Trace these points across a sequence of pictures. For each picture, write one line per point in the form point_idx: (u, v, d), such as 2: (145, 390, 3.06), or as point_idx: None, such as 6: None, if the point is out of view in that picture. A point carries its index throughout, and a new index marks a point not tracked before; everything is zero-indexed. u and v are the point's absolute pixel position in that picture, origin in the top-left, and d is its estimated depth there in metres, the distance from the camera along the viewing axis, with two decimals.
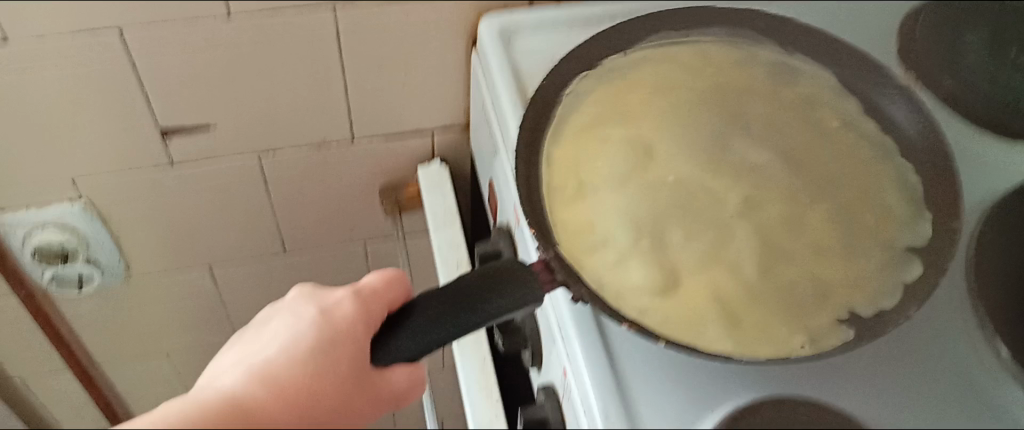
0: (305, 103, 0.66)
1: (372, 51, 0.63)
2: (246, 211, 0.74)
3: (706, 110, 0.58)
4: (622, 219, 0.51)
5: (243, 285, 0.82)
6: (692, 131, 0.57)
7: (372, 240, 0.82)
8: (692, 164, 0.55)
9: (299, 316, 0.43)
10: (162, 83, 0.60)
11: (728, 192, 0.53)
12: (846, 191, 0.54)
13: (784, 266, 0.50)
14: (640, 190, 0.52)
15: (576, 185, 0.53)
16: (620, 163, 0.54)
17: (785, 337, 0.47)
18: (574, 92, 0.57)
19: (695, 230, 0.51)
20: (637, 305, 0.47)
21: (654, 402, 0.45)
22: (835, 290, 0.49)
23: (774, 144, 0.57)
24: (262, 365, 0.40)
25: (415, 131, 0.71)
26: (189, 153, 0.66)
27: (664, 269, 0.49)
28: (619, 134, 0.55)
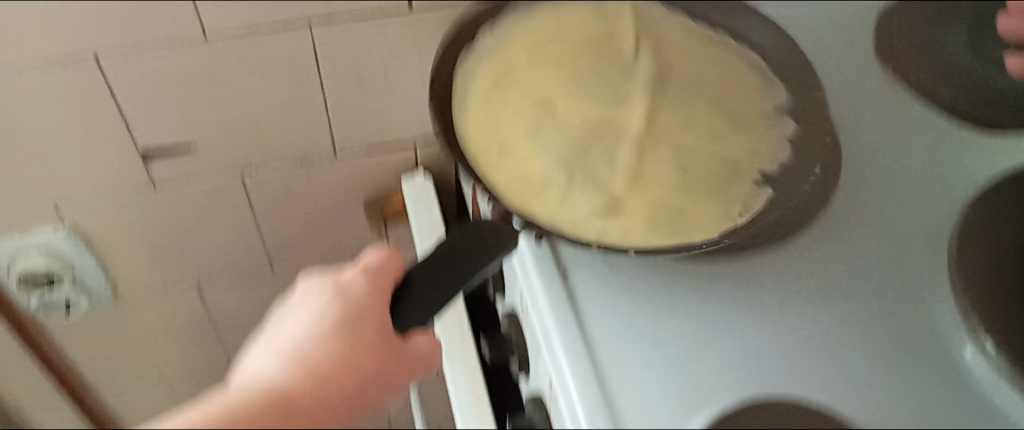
0: (285, 122, 0.66)
1: (351, 64, 0.63)
2: (232, 229, 0.74)
3: (593, 58, 0.62)
4: (552, 160, 0.55)
5: (232, 304, 0.82)
6: (579, 70, 0.61)
7: (360, 255, 0.82)
8: (597, 98, 0.59)
9: (319, 300, 0.42)
10: (141, 105, 0.60)
11: (632, 113, 0.58)
12: (741, 113, 0.59)
13: (694, 156, 0.56)
14: (552, 140, 0.57)
15: (500, 144, 0.56)
16: (529, 122, 0.58)
17: (721, 211, 0.52)
18: (469, 62, 0.60)
19: (604, 157, 0.55)
20: (592, 229, 0.51)
21: (637, 399, 0.45)
22: (746, 166, 0.55)
23: (657, 68, 0.61)
24: (290, 349, 0.39)
25: (399, 144, 0.71)
26: (172, 175, 0.67)
27: (605, 196, 0.53)
28: (522, 93, 0.59)
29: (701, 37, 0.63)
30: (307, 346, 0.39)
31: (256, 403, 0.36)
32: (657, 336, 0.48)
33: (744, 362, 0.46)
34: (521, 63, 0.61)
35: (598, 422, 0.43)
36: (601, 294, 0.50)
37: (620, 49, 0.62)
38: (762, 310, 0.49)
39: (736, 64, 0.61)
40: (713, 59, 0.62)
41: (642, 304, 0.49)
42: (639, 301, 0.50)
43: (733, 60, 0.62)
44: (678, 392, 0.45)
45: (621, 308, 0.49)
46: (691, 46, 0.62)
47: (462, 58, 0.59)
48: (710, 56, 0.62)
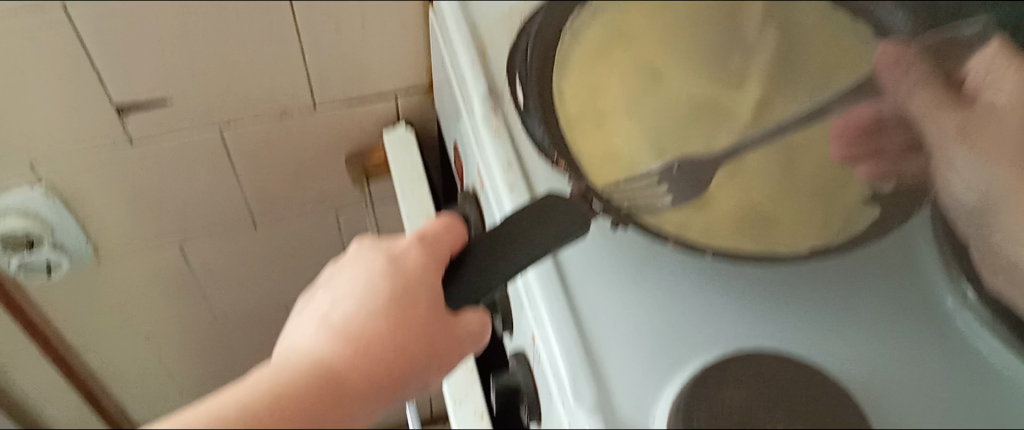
0: (262, 73, 0.64)
1: (327, 14, 0.61)
2: (212, 184, 0.73)
3: (707, 29, 0.63)
4: (639, 139, 0.56)
5: (215, 258, 0.81)
6: (690, 65, 0.61)
7: (343, 208, 0.81)
8: (694, 85, 0.61)
9: (351, 266, 0.38)
10: (115, 57, 0.59)
11: (739, 101, 0.60)
12: (839, 63, 0.60)
13: (802, 170, 0.55)
14: (648, 117, 0.58)
15: (597, 112, 0.57)
16: (633, 92, 0.59)
17: (809, 218, 0.51)
18: (582, 19, 0.58)
19: (702, 137, 0.58)
20: (673, 223, 0.49)
21: (622, 362, 0.45)
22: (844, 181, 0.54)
23: (779, 43, 0.62)
24: (339, 324, 0.35)
25: (379, 95, 0.70)
26: (148, 127, 0.65)
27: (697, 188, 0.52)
28: (631, 63, 0.60)
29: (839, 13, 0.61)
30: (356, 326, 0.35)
31: (298, 383, 0.32)
32: (646, 294, 0.48)
33: (739, 318, 0.47)
34: (641, 35, 0.61)
35: (579, 391, 0.43)
36: (587, 257, 0.49)
37: (742, 24, 0.63)
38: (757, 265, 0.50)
39: (849, 31, 0.61)
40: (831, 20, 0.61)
41: (631, 267, 0.49)
42: (626, 261, 0.49)
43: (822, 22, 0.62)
44: (661, 350, 0.46)
45: (607, 271, 0.48)
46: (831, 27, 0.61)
47: (577, 15, 0.57)
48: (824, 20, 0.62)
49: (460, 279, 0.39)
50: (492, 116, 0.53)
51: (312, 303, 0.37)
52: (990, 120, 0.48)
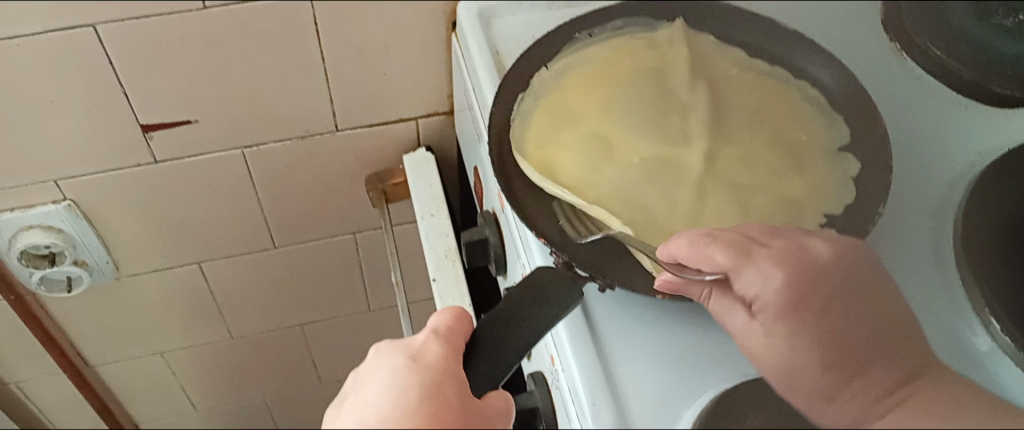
0: (284, 96, 0.65)
1: (351, 38, 0.62)
2: (233, 204, 0.73)
3: (641, 88, 0.56)
4: (612, 205, 0.49)
5: (233, 281, 0.82)
6: (646, 114, 0.54)
7: (362, 231, 0.81)
8: (656, 142, 0.53)
9: (372, 372, 0.39)
10: (141, 77, 0.60)
11: (692, 156, 0.52)
12: (793, 107, 0.55)
13: (759, 201, 0.49)
14: (609, 180, 0.51)
15: (556, 189, 0.50)
16: (584, 162, 0.52)
17: None
18: (525, 103, 0.55)
19: (665, 196, 0.50)
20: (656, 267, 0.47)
21: (636, 383, 0.45)
22: (809, 210, 0.49)
23: (713, 98, 0.55)
24: (375, 423, 0.36)
25: (400, 119, 0.70)
26: (172, 147, 0.66)
27: (663, 244, 0.47)
28: (581, 131, 0.53)
29: (757, 67, 0.58)
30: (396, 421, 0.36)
31: None
32: (667, 318, 0.48)
33: None
34: (579, 106, 0.55)
35: (598, 411, 0.43)
36: None
37: (671, 85, 0.56)
38: None
39: (793, 86, 0.57)
40: (771, 72, 0.57)
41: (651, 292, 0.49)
42: None
43: (759, 74, 0.57)
44: (676, 375, 0.45)
45: (629, 296, 0.49)
46: (758, 76, 0.57)
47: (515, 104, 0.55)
48: (751, 68, 0.57)
49: (474, 363, 0.42)
50: None
51: (343, 411, 0.38)
52: (796, 328, 0.40)
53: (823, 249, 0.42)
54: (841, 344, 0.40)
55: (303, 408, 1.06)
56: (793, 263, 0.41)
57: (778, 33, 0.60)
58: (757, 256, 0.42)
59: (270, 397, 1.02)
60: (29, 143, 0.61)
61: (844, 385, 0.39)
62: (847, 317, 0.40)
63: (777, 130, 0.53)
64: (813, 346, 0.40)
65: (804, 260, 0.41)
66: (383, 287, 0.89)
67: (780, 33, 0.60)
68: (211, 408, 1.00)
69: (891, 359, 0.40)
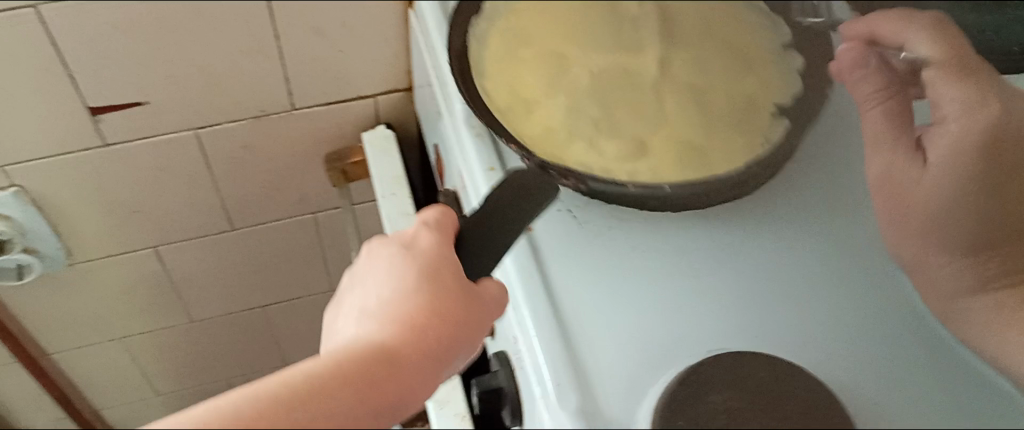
0: (239, 75, 0.63)
1: (305, 13, 0.60)
2: (189, 186, 0.71)
3: (597, 23, 0.62)
4: (578, 110, 0.54)
5: (190, 262, 0.80)
6: (601, 43, 0.60)
7: (323, 211, 0.80)
8: (611, 61, 0.58)
9: (366, 265, 0.38)
10: (87, 57, 0.58)
11: (647, 74, 0.57)
12: (740, 34, 0.61)
13: (714, 105, 0.55)
14: (572, 92, 0.55)
15: (523, 101, 0.54)
16: (546, 79, 0.56)
17: (745, 144, 0.52)
18: (480, 28, 0.58)
19: (626, 103, 0.55)
20: (626, 169, 0.50)
21: (603, 362, 0.44)
22: (762, 103, 0.55)
23: (662, 32, 0.61)
24: (373, 302, 0.35)
25: (358, 96, 0.69)
26: (122, 130, 0.64)
27: (632, 140, 0.52)
28: (541, 52, 0.58)
29: (708, 5, 0.64)
30: (389, 304, 0.34)
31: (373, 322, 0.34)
32: (628, 294, 0.47)
33: (722, 322, 0.46)
34: (537, 33, 0.60)
35: (564, 391, 0.43)
36: (567, 255, 0.48)
37: (626, 21, 0.62)
38: (745, 263, 0.49)
39: (738, 19, 0.62)
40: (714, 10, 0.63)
41: (610, 264, 0.48)
42: (602, 253, 0.49)
43: (706, 15, 0.63)
44: (641, 351, 0.45)
45: (590, 270, 0.48)
46: (705, 16, 0.63)
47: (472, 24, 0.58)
48: (697, 9, 0.63)
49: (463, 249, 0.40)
50: (474, 119, 0.53)
51: (344, 292, 0.38)
52: (943, 200, 0.44)
53: (954, 134, 0.43)
54: (942, 221, 0.44)
55: None
56: (982, 132, 0.41)
57: None
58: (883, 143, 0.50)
59: None
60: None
61: (948, 266, 0.44)
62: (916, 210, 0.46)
63: (722, 49, 0.60)
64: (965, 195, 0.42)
65: (914, 192, 0.46)
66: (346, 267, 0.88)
67: None
68: None
69: (951, 243, 0.44)
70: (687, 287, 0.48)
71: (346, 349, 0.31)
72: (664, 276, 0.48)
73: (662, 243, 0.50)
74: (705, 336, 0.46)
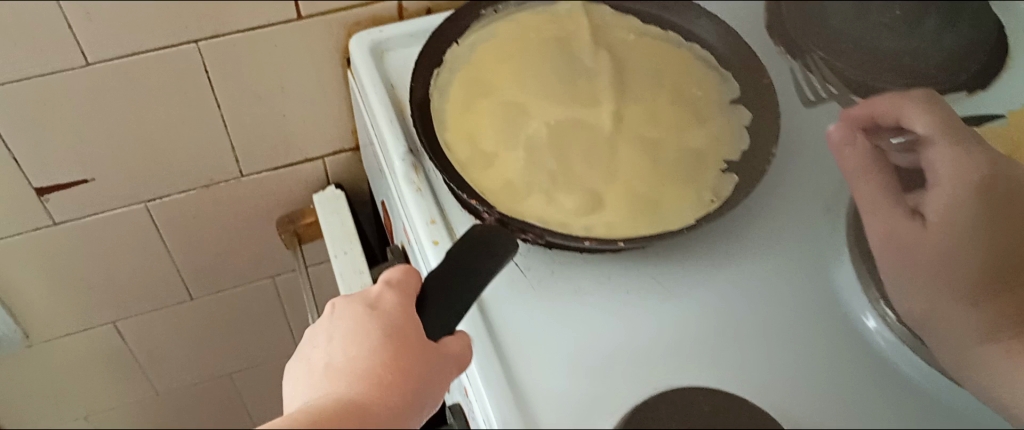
0: (183, 144, 0.64)
1: (245, 80, 0.61)
2: (143, 258, 0.72)
3: (545, 58, 0.57)
4: (533, 165, 0.51)
5: (150, 335, 0.80)
6: (548, 80, 0.56)
7: (281, 273, 0.80)
8: (563, 103, 0.55)
9: (329, 323, 0.40)
10: (29, 139, 0.58)
11: (602, 115, 0.54)
12: (687, 66, 0.57)
13: (665, 152, 0.53)
14: (530, 144, 0.52)
15: (482, 154, 0.52)
16: (504, 131, 0.53)
17: (694, 200, 0.50)
18: (440, 80, 0.55)
19: (580, 151, 0.52)
20: (578, 224, 0.49)
21: (553, 405, 0.44)
22: (712, 156, 0.52)
23: (615, 64, 0.57)
24: (336, 361, 0.38)
25: (306, 158, 0.70)
26: (70, 206, 0.64)
27: (586, 194, 0.50)
28: (491, 100, 0.55)
29: (652, 35, 0.59)
30: (340, 376, 0.36)
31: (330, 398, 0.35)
32: (576, 334, 0.48)
33: (668, 357, 0.47)
34: (492, 78, 0.56)
35: None
36: (512, 301, 0.49)
37: (575, 54, 0.58)
38: (690, 296, 0.49)
39: (686, 54, 0.58)
40: (658, 39, 0.59)
41: (554, 305, 0.49)
42: (545, 293, 0.49)
43: (651, 45, 0.59)
44: (591, 392, 0.45)
45: (535, 314, 0.48)
46: (651, 47, 0.58)
47: (433, 78, 0.55)
48: (646, 41, 0.59)
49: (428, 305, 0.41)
50: (413, 174, 0.53)
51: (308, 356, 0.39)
52: (943, 252, 0.46)
53: (950, 191, 0.46)
54: (946, 263, 0.46)
55: None
56: (982, 184, 0.44)
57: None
58: (890, 214, 0.49)
59: None
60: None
61: (958, 311, 0.45)
62: (920, 260, 0.47)
63: (669, 85, 0.56)
64: (969, 243, 0.45)
65: (917, 241, 0.48)
66: None
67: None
68: None
69: (957, 284, 0.45)
70: (628, 323, 0.48)
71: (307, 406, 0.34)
72: (606, 313, 0.48)
73: (603, 283, 0.50)
74: (646, 371, 0.46)
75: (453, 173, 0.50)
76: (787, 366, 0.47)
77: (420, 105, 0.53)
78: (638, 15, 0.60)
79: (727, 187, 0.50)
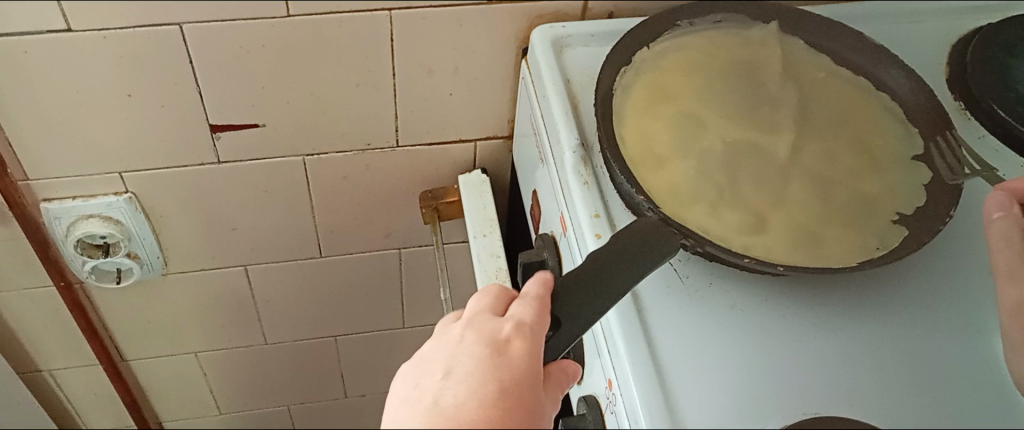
0: (351, 108, 0.66)
1: (424, 56, 0.63)
2: (288, 211, 0.74)
3: (733, 81, 0.59)
4: (704, 177, 0.52)
5: (273, 285, 0.83)
6: (730, 102, 0.57)
7: (408, 247, 0.82)
8: (741, 125, 0.56)
9: (452, 345, 0.44)
10: (219, 80, 0.61)
11: (779, 144, 0.55)
12: (873, 114, 0.58)
13: (838, 192, 0.53)
14: (703, 156, 0.54)
15: (654, 156, 0.53)
16: (680, 138, 0.55)
17: (859, 244, 0.50)
18: (625, 79, 0.56)
19: (754, 172, 0.53)
20: (739, 243, 0.49)
21: (697, 410, 0.45)
22: (883, 205, 0.53)
23: (800, 99, 0.58)
24: (444, 404, 0.41)
25: (459, 139, 0.72)
26: (236, 149, 0.67)
27: (753, 214, 0.51)
28: (672, 109, 0.56)
29: (841, 77, 0.60)
30: (470, 386, 0.41)
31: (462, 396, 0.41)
32: (729, 349, 0.47)
33: (816, 385, 0.46)
34: (677, 88, 0.57)
35: None
36: (668, 306, 0.49)
37: (763, 81, 0.59)
38: (848, 329, 0.49)
39: (872, 102, 0.59)
40: (846, 82, 0.60)
41: (709, 315, 0.49)
42: (698, 311, 0.49)
43: (840, 88, 0.59)
44: (736, 403, 0.45)
45: (689, 321, 0.49)
46: (839, 89, 0.59)
47: (619, 75, 0.56)
48: (834, 82, 0.60)
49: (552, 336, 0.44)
50: (582, 167, 0.55)
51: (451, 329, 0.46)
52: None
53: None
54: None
55: (330, 419, 1.07)
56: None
57: (870, 41, 0.59)
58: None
59: (295, 406, 1.03)
60: (87, 136, 0.62)
61: None
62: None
63: (850, 129, 0.57)
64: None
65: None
66: (422, 303, 0.90)
67: (863, 43, 0.60)
68: (234, 412, 1.01)
69: None
70: (777, 354, 0.47)
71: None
72: (756, 345, 0.48)
73: (760, 302, 0.50)
74: (784, 393, 0.46)
75: (626, 172, 0.51)
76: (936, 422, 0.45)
77: (605, 98, 0.54)
78: (830, 51, 0.61)
79: (893, 238, 0.50)
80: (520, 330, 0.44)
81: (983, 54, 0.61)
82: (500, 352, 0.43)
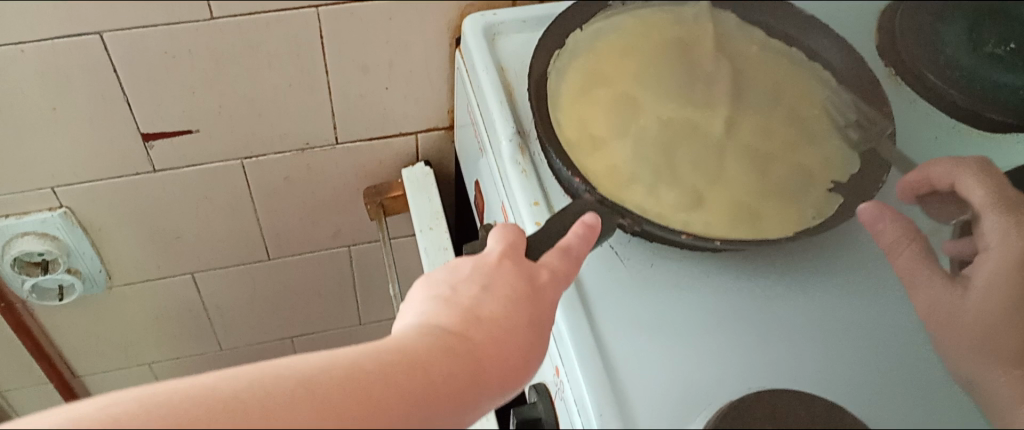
0: (287, 107, 0.65)
1: (357, 52, 0.62)
2: (231, 216, 0.73)
3: (666, 60, 0.59)
4: (641, 157, 0.52)
5: (223, 291, 0.81)
6: (665, 81, 0.57)
7: (358, 244, 0.81)
8: (676, 104, 0.56)
9: (490, 267, 0.41)
10: (147, 87, 0.59)
11: (714, 121, 0.55)
12: (806, 85, 0.58)
13: (774, 165, 0.53)
14: (640, 136, 0.53)
15: (590, 139, 0.53)
16: (616, 121, 0.54)
17: (797, 215, 0.50)
18: (558, 63, 0.56)
19: (690, 151, 0.53)
20: (678, 220, 0.49)
21: (644, 395, 0.44)
22: (820, 175, 0.53)
23: (733, 74, 0.59)
24: (480, 314, 0.39)
25: (401, 132, 0.71)
26: (171, 156, 0.66)
27: (692, 192, 0.51)
28: (607, 91, 0.56)
29: (774, 49, 0.60)
30: (505, 310, 0.39)
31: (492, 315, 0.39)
32: (675, 331, 0.47)
33: (762, 363, 0.46)
34: (611, 69, 0.57)
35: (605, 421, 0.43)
36: (613, 291, 0.49)
37: (696, 59, 0.59)
38: (793, 304, 0.49)
39: (803, 73, 0.59)
40: (778, 54, 0.60)
41: (653, 298, 0.49)
42: (645, 300, 0.49)
43: (774, 61, 0.60)
44: (682, 385, 0.45)
45: (633, 306, 0.48)
46: (771, 61, 0.60)
47: (551, 60, 0.55)
48: (766, 55, 0.60)
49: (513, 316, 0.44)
50: (519, 155, 0.54)
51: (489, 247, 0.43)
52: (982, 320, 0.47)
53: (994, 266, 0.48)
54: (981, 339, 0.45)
55: None
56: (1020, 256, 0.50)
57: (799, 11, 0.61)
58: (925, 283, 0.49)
59: None
60: (12, 150, 0.61)
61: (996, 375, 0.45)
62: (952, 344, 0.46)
63: (784, 101, 0.57)
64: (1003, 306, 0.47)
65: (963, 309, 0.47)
66: (375, 299, 0.90)
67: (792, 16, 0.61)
68: None
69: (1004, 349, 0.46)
70: (724, 341, 0.47)
71: (421, 338, 0.36)
72: (702, 328, 0.47)
73: (703, 282, 0.50)
74: (730, 373, 0.45)
75: (561, 157, 0.50)
76: (890, 400, 0.44)
77: (538, 82, 0.54)
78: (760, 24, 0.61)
79: (832, 207, 0.51)
80: (554, 280, 0.42)
81: (909, 25, 0.62)
82: (542, 291, 0.41)
